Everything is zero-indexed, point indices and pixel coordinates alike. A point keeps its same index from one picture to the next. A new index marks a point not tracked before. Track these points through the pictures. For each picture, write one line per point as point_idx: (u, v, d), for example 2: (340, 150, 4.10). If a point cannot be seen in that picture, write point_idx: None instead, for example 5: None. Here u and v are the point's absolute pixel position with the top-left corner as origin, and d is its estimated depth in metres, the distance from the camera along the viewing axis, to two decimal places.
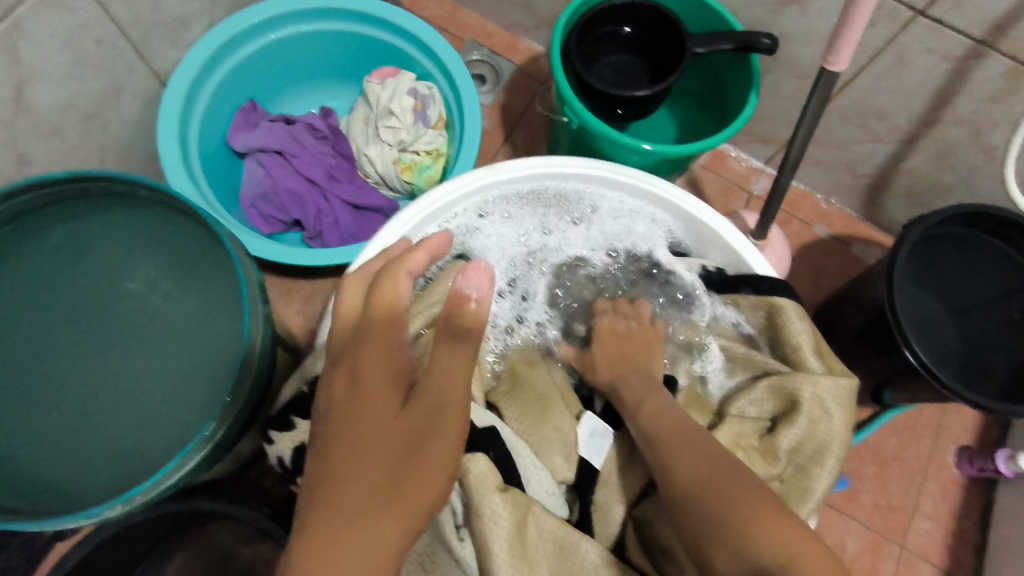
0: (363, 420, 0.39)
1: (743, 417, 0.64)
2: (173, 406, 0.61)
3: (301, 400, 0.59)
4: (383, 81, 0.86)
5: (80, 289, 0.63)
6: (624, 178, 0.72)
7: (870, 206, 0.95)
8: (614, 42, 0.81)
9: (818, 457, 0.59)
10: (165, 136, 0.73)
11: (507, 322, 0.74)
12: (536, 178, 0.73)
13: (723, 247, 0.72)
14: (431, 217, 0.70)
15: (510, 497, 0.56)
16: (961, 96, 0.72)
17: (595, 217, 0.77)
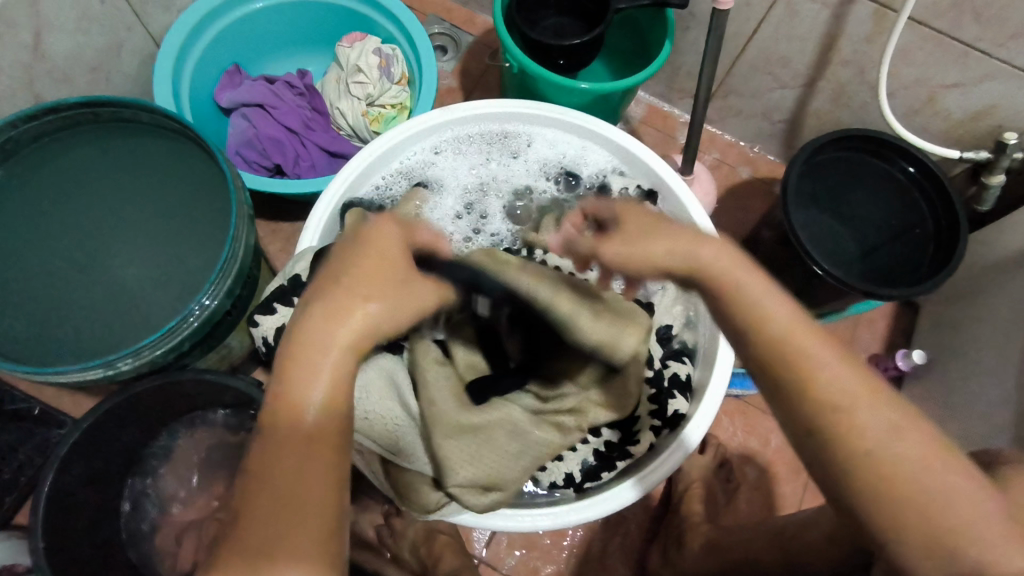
0: (332, 296, 0.42)
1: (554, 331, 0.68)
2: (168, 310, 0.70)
3: (281, 292, 0.71)
4: (352, 44, 0.97)
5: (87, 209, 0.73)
6: (554, 114, 0.85)
7: (788, 151, 1.08)
8: (552, 5, 0.93)
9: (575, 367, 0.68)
10: (160, 87, 0.85)
11: (464, 235, 0.85)
12: (485, 119, 0.86)
13: (644, 167, 0.85)
14: (392, 154, 0.84)
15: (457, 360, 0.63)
16: (843, 39, 0.85)
17: (533, 150, 0.89)
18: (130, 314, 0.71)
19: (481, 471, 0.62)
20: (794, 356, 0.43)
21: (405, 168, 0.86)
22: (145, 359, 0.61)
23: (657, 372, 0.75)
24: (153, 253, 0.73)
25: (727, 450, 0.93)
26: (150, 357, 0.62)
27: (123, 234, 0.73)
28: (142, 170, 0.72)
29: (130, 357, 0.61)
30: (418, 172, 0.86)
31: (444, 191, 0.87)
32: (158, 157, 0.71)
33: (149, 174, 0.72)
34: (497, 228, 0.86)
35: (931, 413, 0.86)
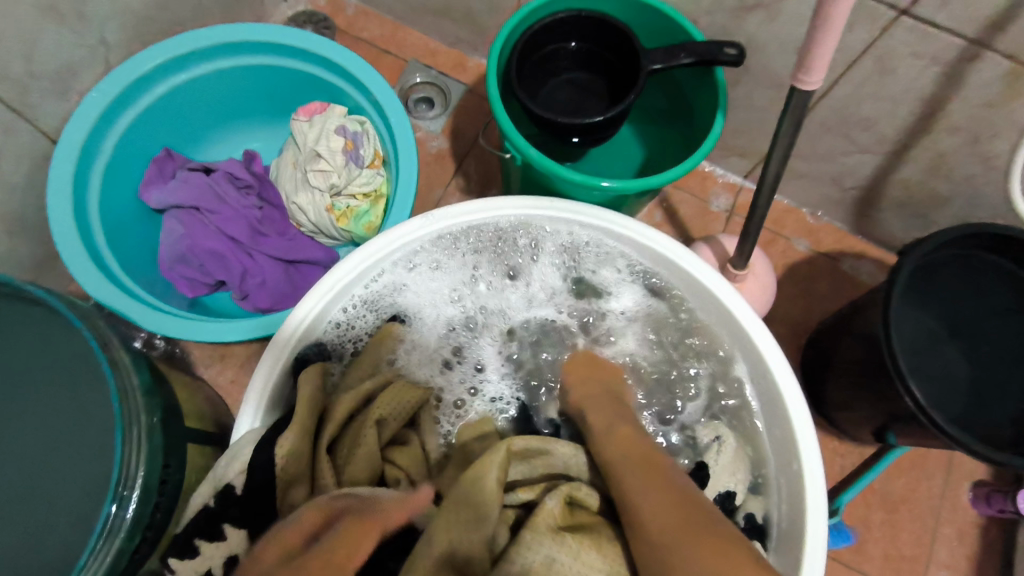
0: None
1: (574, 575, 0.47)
2: (22, 565, 0.48)
3: (207, 517, 0.50)
4: (310, 118, 0.77)
5: None
6: (570, 214, 0.65)
7: (861, 219, 0.87)
8: (563, 60, 0.72)
9: None
10: (56, 200, 0.65)
11: (456, 396, 0.66)
12: (485, 232, 0.67)
13: (685, 280, 0.65)
14: (355, 281, 0.63)
15: None
16: (955, 102, 0.63)
17: (536, 272, 0.71)
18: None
19: None
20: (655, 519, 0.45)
21: (369, 295, 0.65)
22: None
23: None
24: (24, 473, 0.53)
25: None
26: None
27: None
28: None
29: None
30: (390, 302, 0.67)
31: (424, 326, 0.69)
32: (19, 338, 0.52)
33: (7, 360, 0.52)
34: (498, 377, 0.68)
35: None
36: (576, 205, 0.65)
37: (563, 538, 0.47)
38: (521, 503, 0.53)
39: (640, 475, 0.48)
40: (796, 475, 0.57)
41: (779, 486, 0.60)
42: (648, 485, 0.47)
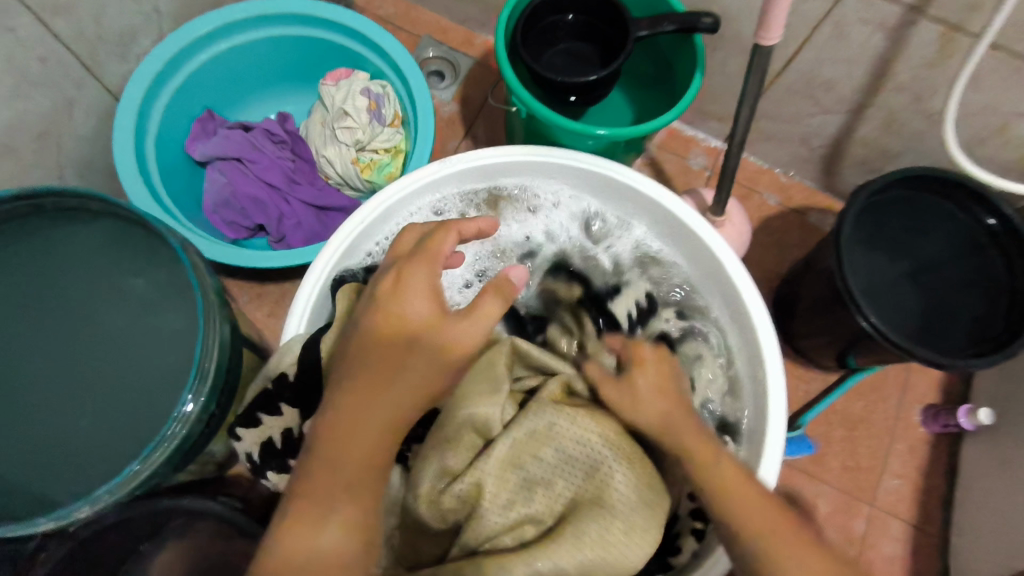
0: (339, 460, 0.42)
1: (566, 439, 0.57)
2: (127, 427, 0.59)
3: (266, 397, 0.60)
4: (337, 82, 0.86)
5: (35, 326, 0.61)
6: (570, 161, 0.75)
7: (827, 176, 0.97)
8: (561, 31, 0.82)
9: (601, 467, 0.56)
10: (119, 149, 0.74)
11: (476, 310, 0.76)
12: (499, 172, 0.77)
13: (677, 224, 0.74)
14: (388, 216, 0.75)
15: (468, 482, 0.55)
16: (901, 64, 0.74)
17: (557, 217, 0.81)
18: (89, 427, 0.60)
19: None
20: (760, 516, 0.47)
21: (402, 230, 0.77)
22: (106, 502, 0.53)
23: None
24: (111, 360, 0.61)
25: None
26: (111, 500, 0.53)
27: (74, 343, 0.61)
28: (94, 261, 0.62)
29: (89, 503, 0.52)
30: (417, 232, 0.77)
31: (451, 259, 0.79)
32: (112, 245, 0.61)
33: (104, 263, 0.62)
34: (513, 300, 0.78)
35: (999, 488, 0.77)
36: (578, 155, 0.75)
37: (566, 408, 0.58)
38: (526, 389, 0.64)
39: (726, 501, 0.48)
40: (761, 378, 0.69)
41: (749, 387, 0.70)
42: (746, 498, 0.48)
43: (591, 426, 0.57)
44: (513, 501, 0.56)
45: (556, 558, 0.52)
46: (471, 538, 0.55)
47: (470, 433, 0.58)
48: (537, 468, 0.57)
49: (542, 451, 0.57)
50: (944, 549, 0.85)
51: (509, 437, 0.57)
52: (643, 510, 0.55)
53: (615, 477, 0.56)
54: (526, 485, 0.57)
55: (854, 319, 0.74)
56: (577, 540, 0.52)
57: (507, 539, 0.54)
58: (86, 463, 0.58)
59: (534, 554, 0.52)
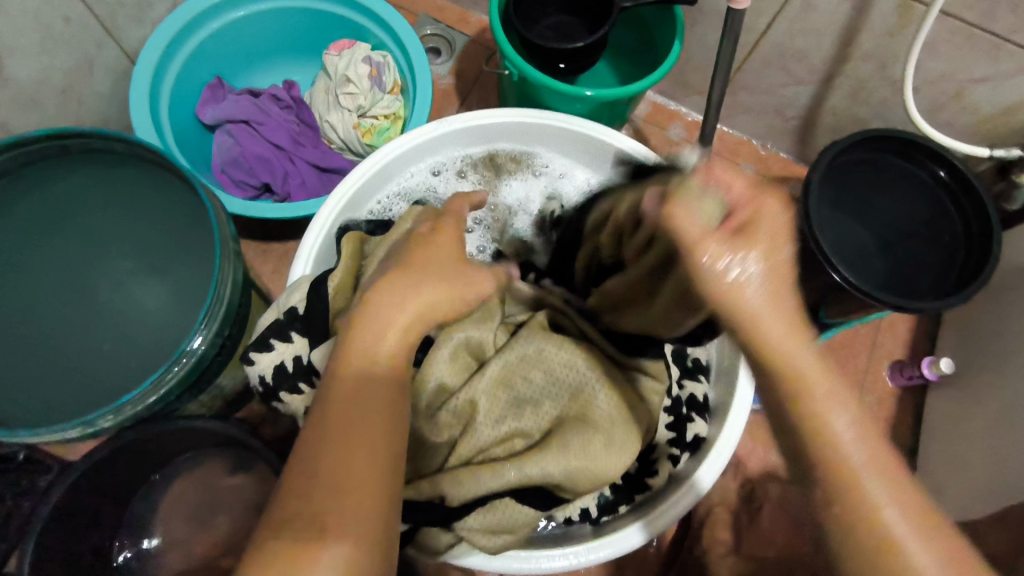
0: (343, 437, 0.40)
1: (550, 360, 0.63)
2: (155, 347, 0.68)
3: (278, 327, 0.66)
4: (340, 52, 0.92)
5: (73, 259, 0.70)
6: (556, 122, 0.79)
7: (802, 147, 1.03)
8: (551, 5, 0.88)
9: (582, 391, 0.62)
10: (136, 107, 0.79)
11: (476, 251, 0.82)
12: (493, 136, 0.83)
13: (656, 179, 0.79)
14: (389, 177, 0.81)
15: (464, 396, 0.61)
16: (864, 34, 0.80)
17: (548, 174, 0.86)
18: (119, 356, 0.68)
19: (498, 518, 0.58)
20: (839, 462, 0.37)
21: (403, 190, 0.83)
22: (128, 412, 0.58)
23: (676, 399, 0.70)
24: (144, 289, 0.70)
25: (749, 469, 0.91)
26: (132, 410, 0.58)
27: (109, 274, 0.70)
28: (125, 207, 0.69)
29: (113, 412, 0.57)
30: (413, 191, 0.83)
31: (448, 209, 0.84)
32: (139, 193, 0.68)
33: (133, 210, 0.69)
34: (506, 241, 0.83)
35: (961, 430, 0.81)
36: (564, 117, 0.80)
37: (547, 335, 0.64)
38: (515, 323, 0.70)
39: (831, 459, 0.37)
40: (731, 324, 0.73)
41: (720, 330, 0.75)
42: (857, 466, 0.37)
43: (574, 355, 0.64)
44: (504, 416, 0.62)
45: (544, 460, 0.58)
46: (466, 449, 0.60)
47: (464, 353, 0.64)
48: (526, 388, 0.63)
49: (531, 371, 0.63)
50: None
51: (501, 358, 0.63)
52: (622, 423, 0.62)
53: (598, 397, 0.62)
54: (515, 402, 0.62)
55: (826, 274, 0.79)
56: (563, 449, 0.58)
57: (499, 449, 0.61)
58: (119, 384, 0.66)
59: (524, 461, 0.58)
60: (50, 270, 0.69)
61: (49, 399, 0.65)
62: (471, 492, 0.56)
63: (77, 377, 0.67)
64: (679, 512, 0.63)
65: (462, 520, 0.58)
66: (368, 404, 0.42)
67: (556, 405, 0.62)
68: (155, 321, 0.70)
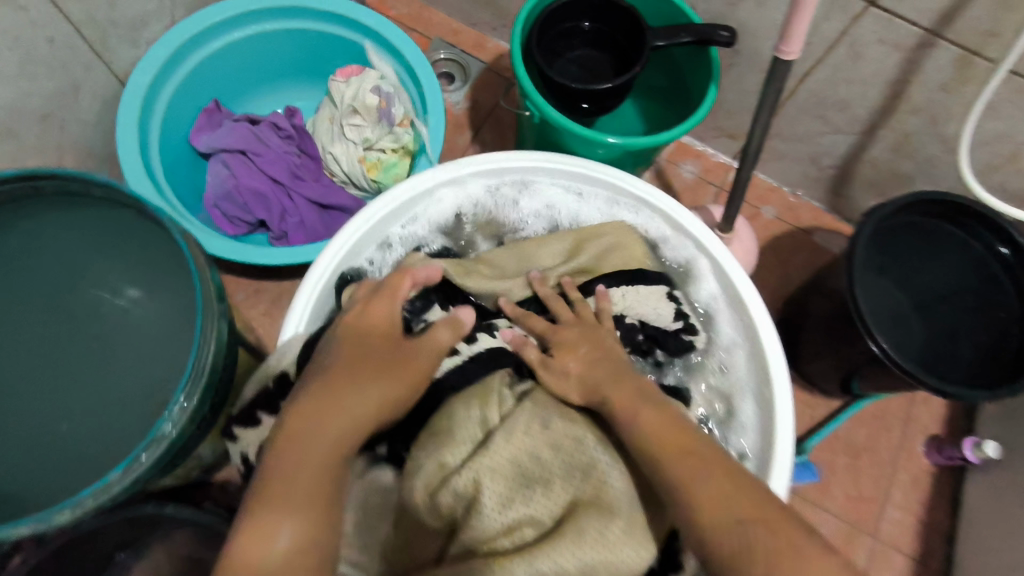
0: (320, 431, 0.45)
1: (549, 426, 0.57)
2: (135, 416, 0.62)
3: (267, 397, 0.60)
4: (347, 79, 0.85)
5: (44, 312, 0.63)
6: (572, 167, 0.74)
7: (835, 198, 0.97)
8: (576, 37, 0.81)
9: (591, 468, 0.55)
10: (125, 139, 0.73)
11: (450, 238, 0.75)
12: (517, 171, 0.75)
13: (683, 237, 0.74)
14: (389, 221, 0.72)
15: (466, 476, 0.54)
16: (916, 86, 0.74)
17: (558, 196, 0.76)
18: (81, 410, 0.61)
19: None
20: (681, 451, 0.50)
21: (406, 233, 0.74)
22: (91, 506, 0.51)
23: None
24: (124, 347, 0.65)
25: None
26: (96, 504, 0.51)
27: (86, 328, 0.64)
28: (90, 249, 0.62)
29: (71, 507, 0.50)
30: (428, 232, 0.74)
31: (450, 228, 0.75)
32: (112, 233, 0.61)
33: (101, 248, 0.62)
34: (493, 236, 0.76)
35: (1005, 524, 0.74)
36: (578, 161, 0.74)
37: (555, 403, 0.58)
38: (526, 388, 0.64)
39: (681, 463, 0.49)
40: (766, 399, 0.67)
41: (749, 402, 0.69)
42: (698, 478, 0.48)
43: (582, 433, 0.57)
44: (511, 500, 0.54)
45: (552, 552, 0.50)
46: (467, 537, 0.52)
47: (469, 422, 0.58)
48: (534, 463, 0.56)
49: (539, 445, 0.56)
50: None
51: (506, 434, 0.56)
52: (640, 506, 0.54)
53: (611, 475, 0.55)
54: (525, 481, 0.55)
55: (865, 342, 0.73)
56: (577, 538, 0.50)
57: (505, 540, 0.52)
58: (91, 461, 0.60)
59: (533, 553, 0.50)
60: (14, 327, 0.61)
61: (6, 458, 0.58)
62: None
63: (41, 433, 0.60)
64: None
65: None
66: (344, 419, 0.46)
67: (568, 483, 0.55)
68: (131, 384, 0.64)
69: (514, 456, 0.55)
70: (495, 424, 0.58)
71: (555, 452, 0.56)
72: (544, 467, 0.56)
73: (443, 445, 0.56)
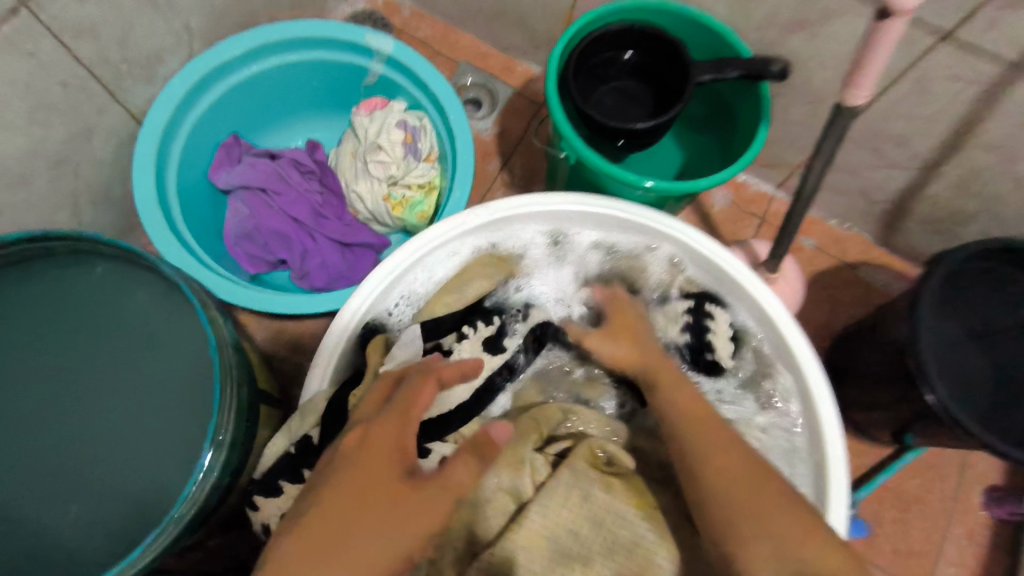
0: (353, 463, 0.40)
1: (587, 495, 0.54)
2: None
3: (289, 462, 0.57)
4: (372, 113, 0.82)
5: None
6: (587, 206, 0.68)
7: (888, 231, 0.91)
8: (616, 70, 0.77)
9: (635, 550, 0.53)
10: (140, 183, 0.70)
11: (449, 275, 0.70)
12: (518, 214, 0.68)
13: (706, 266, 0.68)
14: (392, 284, 0.65)
15: (499, 555, 0.51)
16: (987, 124, 0.68)
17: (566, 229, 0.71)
18: (67, 502, 0.56)
19: None
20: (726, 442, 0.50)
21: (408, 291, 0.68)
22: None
23: None
24: None
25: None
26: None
27: None
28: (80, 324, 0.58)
29: None
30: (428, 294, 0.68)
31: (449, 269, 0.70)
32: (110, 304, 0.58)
33: (94, 322, 0.59)
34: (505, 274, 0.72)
35: None
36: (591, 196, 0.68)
37: (593, 475, 0.55)
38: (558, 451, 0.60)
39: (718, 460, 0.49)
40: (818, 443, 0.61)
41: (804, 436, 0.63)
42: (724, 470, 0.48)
43: (624, 511, 0.54)
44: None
45: None
46: None
47: (499, 495, 0.54)
48: (572, 539, 0.53)
49: (577, 522, 0.53)
50: None
51: (541, 510, 0.53)
52: None
53: (658, 555, 0.53)
54: (564, 560, 0.52)
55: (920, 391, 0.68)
56: None
57: None
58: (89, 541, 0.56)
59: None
60: None
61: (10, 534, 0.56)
62: None
63: (22, 530, 0.55)
64: None
65: None
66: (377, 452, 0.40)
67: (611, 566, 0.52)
68: None
69: (545, 543, 0.52)
70: (529, 496, 0.55)
71: (592, 527, 0.53)
72: (584, 544, 0.53)
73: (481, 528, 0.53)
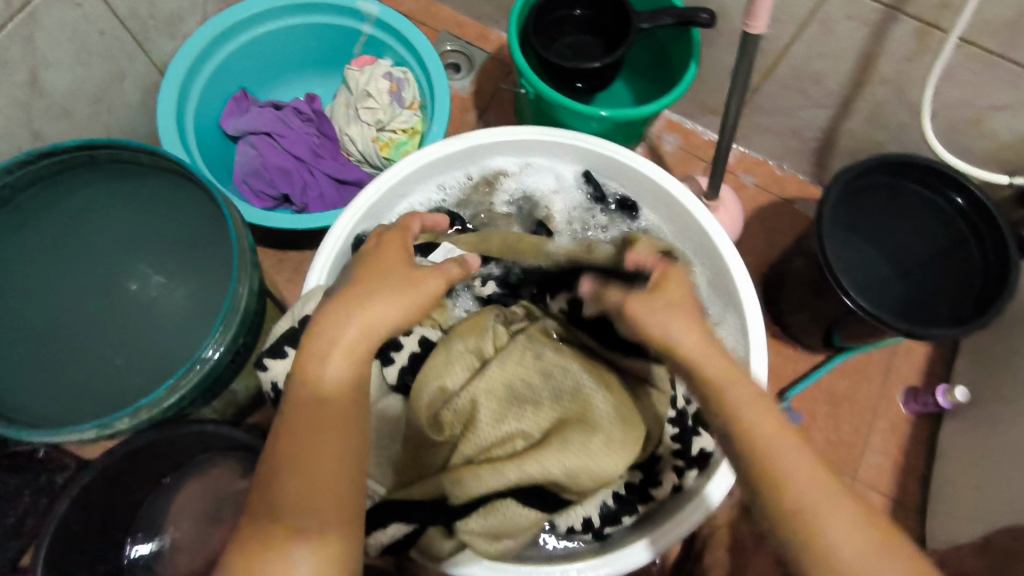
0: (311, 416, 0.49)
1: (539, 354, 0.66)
2: (171, 355, 0.74)
3: (293, 334, 0.67)
4: (361, 68, 0.94)
5: (98, 264, 0.76)
6: (548, 136, 0.80)
7: (819, 169, 1.03)
8: (570, 25, 0.89)
9: (578, 391, 0.63)
10: (164, 119, 0.81)
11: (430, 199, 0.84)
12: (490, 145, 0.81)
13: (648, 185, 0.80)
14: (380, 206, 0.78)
15: (465, 395, 0.63)
16: (883, 58, 0.80)
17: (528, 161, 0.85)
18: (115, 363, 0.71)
19: (493, 521, 0.59)
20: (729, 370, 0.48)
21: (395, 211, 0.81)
22: (145, 415, 0.59)
23: (683, 443, 0.68)
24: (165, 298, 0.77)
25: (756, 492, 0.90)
26: (150, 413, 0.59)
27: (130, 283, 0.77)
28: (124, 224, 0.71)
29: (130, 414, 0.59)
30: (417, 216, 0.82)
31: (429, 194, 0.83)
32: None
33: None
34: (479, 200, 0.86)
35: (976, 458, 0.79)
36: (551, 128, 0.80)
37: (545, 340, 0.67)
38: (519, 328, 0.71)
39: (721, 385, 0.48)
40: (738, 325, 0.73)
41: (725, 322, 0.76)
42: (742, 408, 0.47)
43: (568, 363, 0.65)
44: (505, 417, 0.63)
45: (542, 460, 0.58)
46: (467, 448, 0.62)
47: (466, 356, 0.66)
48: (525, 387, 0.64)
49: (528, 373, 0.65)
50: (920, 524, 0.88)
51: (500, 365, 0.64)
52: (622, 426, 0.62)
53: (597, 399, 0.62)
54: (515, 402, 0.63)
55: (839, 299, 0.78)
56: (562, 446, 0.59)
57: (499, 449, 0.62)
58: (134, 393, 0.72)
59: (525, 460, 0.58)
60: (73, 279, 0.74)
61: (68, 391, 0.70)
62: (472, 490, 0.58)
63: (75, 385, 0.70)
64: (683, 520, 0.63)
65: (462, 522, 0.59)
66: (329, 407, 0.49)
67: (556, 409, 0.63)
68: (170, 334, 0.76)
69: (504, 389, 0.64)
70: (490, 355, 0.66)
71: (541, 373, 0.65)
72: (536, 390, 0.64)
73: (452, 377, 0.64)
